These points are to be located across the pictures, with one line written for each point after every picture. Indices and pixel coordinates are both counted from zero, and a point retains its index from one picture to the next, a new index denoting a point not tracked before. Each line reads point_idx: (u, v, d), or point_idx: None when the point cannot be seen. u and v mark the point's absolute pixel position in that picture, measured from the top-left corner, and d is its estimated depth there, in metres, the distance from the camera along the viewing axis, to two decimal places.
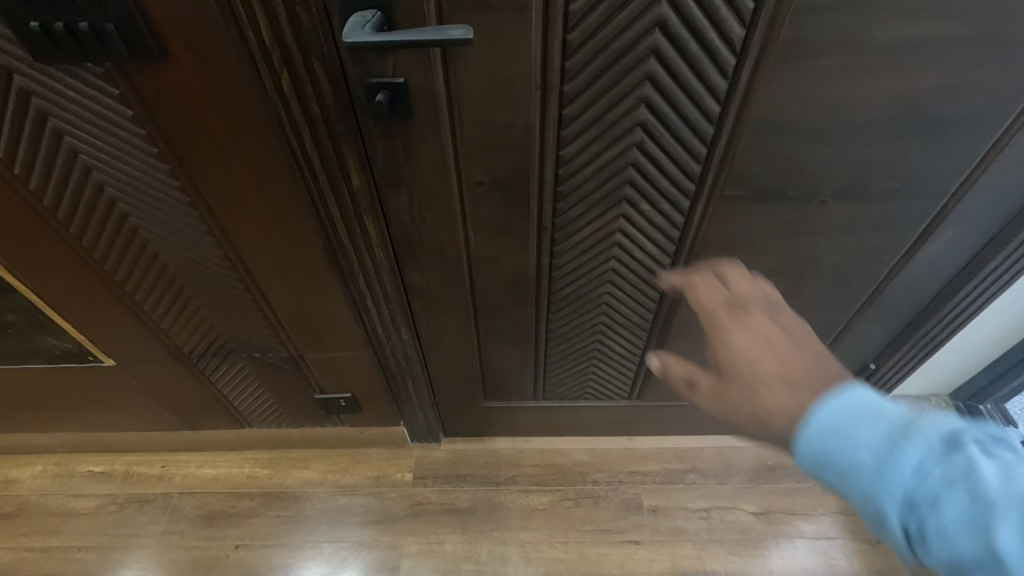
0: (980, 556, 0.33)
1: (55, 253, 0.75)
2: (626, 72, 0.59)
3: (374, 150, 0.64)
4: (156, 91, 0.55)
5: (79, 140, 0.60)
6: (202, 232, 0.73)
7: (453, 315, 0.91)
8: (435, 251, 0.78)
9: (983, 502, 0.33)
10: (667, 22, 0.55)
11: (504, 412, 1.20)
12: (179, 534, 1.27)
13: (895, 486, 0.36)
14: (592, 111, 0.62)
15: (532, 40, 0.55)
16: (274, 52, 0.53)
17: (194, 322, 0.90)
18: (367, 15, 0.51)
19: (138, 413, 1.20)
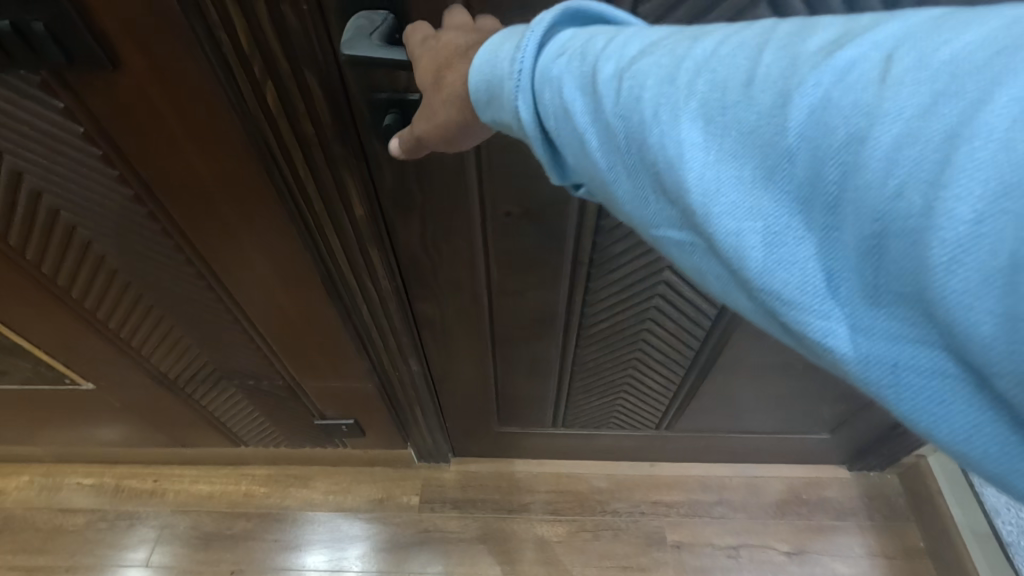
0: (586, 108, 0.29)
1: (11, 280, 0.65)
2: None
3: (380, 175, 0.53)
4: (108, 106, 0.45)
5: (23, 159, 0.50)
6: (179, 261, 0.63)
7: (468, 347, 0.81)
8: (449, 283, 0.68)
9: (596, 53, 0.29)
10: None
11: (518, 437, 1.10)
12: (173, 555, 1.20)
13: (523, 69, 0.31)
14: None
15: None
16: (256, 61, 0.42)
17: (176, 347, 0.81)
18: (370, 16, 0.41)
19: (126, 430, 1.12)
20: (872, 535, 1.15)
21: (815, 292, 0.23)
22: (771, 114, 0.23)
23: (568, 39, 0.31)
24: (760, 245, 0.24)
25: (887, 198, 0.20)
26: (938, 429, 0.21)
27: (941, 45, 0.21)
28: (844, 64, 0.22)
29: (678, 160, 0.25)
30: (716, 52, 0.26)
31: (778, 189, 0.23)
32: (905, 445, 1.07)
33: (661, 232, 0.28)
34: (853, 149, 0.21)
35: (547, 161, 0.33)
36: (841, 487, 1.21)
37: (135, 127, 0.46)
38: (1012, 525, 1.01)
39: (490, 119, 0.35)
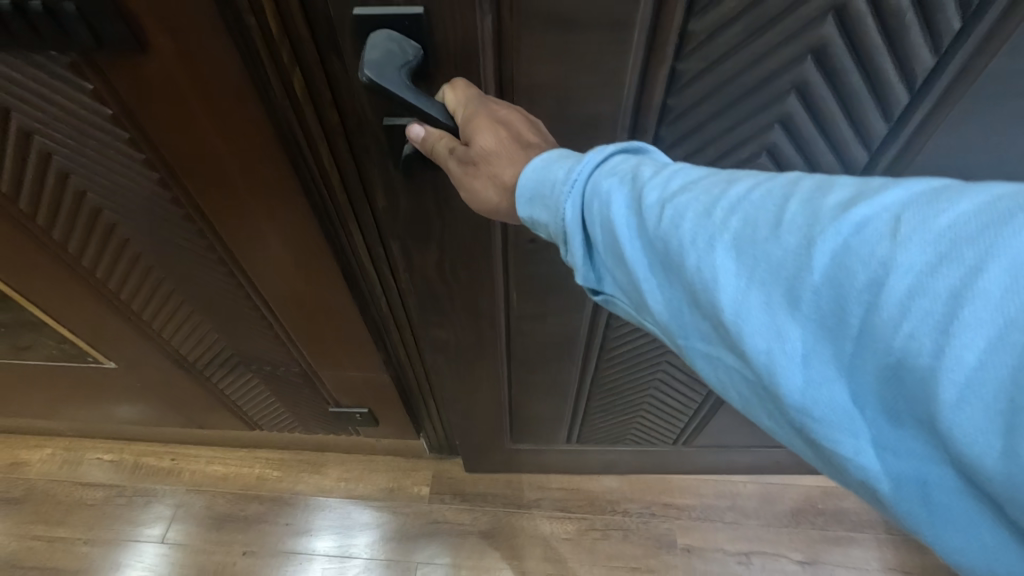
0: (632, 224, 0.33)
1: (38, 258, 0.66)
2: (756, 110, 0.49)
3: (397, 203, 0.53)
4: (137, 90, 0.44)
5: (52, 139, 0.50)
6: (202, 247, 0.63)
7: (480, 369, 0.80)
8: (468, 309, 0.68)
9: (640, 176, 0.34)
10: (825, 48, 0.44)
11: (531, 453, 1.11)
12: (188, 534, 1.22)
13: (574, 179, 0.36)
14: (714, 151, 0.53)
15: (629, 74, 0.45)
16: (283, 46, 0.42)
17: (195, 332, 0.81)
18: (402, 44, 0.40)
19: (146, 409, 1.13)
20: (889, 549, 1.13)
21: (839, 412, 0.28)
22: (799, 255, 0.28)
23: (615, 161, 0.36)
24: (790, 364, 0.28)
25: (899, 342, 0.25)
26: (939, 519, 0.27)
27: (940, 209, 0.25)
28: (857, 222, 0.27)
29: (716, 283, 0.30)
30: (747, 193, 0.31)
31: (804, 321, 0.28)
32: None
33: (692, 343, 0.33)
34: (872, 298, 0.26)
35: (582, 268, 0.37)
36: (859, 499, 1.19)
37: (164, 114, 0.46)
38: None
39: (529, 218, 0.38)
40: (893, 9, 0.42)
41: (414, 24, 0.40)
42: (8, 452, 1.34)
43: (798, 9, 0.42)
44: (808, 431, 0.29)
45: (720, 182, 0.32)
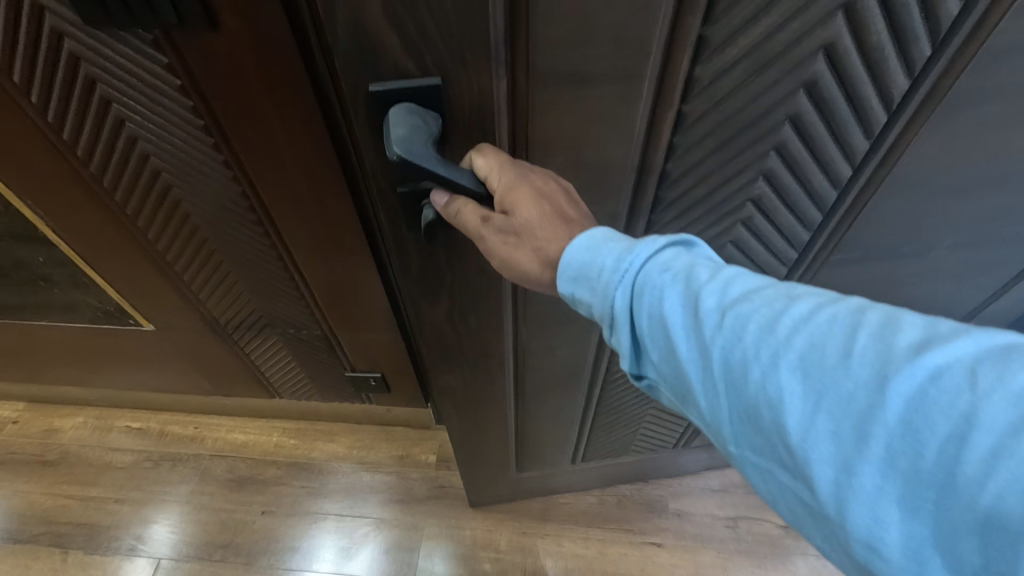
0: (702, 336, 0.39)
1: (101, 212, 0.76)
2: (755, 141, 0.56)
3: (408, 260, 0.60)
4: (203, 61, 0.53)
5: (127, 107, 0.60)
6: (242, 208, 0.72)
7: (488, 405, 0.89)
8: (477, 352, 0.77)
9: (710, 289, 0.40)
10: (817, 82, 0.51)
11: (536, 479, 1.17)
12: (210, 495, 1.30)
13: (629, 276, 0.43)
14: (715, 174, 0.59)
15: (638, 118, 0.52)
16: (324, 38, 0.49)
17: (230, 294, 0.90)
18: (422, 115, 0.46)
19: (176, 376, 1.22)
20: None
21: (905, 548, 0.32)
22: (872, 392, 0.32)
23: (666, 255, 0.43)
24: (860, 495, 0.32)
25: (981, 497, 0.29)
26: None
27: (1012, 369, 0.29)
28: (931, 369, 0.31)
29: (787, 404, 0.35)
30: (815, 319, 0.36)
31: (873, 458, 0.32)
32: None
33: (744, 450, 0.38)
34: (951, 451, 0.30)
35: (628, 357, 0.44)
36: None
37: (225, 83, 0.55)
38: None
39: (570, 292, 0.46)
40: (873, 44, 0.48)
41: (431, 93, 0.46)
42: (41, 420, 1.43)
43: (791, 51, 0.48)
44: (866, 558, 0.33)
45: (784, 304, 0.37)
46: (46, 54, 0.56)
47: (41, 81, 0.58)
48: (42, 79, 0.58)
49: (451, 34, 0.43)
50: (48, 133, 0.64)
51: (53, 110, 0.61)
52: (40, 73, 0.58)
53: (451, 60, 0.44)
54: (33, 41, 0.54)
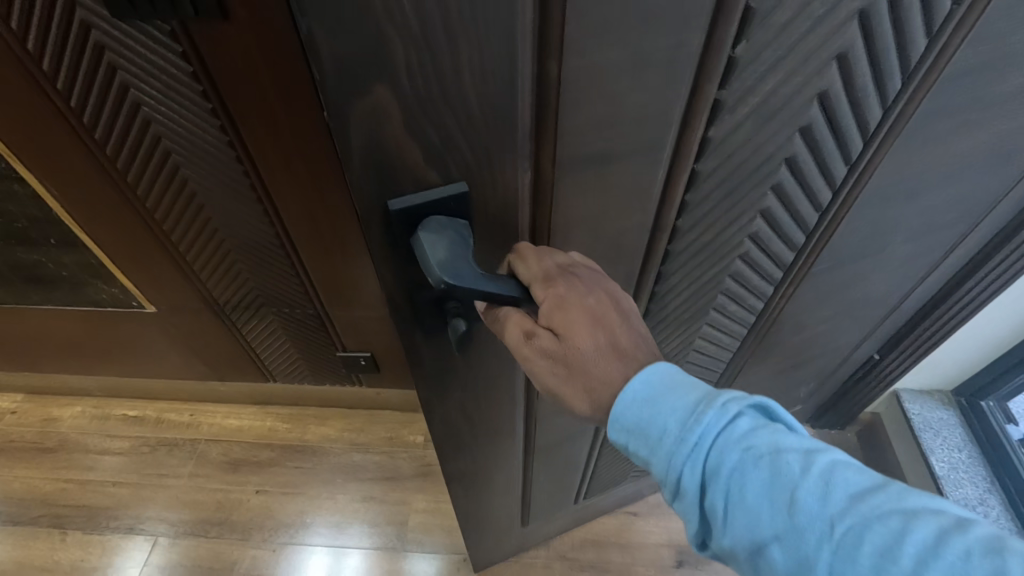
0: (798, 544, 0.34)
1: (111, 193, 0.83)
2: (757, 183, 0.58)
3: (421, 362, 0.55)
4: (210, 44, 0.62)
5: (144, 92, 0.69)
6: (244, 187, 0.81)
7: (500, 475, 0.89)
8: (492, 430, 0.76)
9: (803, 486, 0.34)
10: (811, 125, 0.54)
11: (539, 526, 1.16)
12: (206, 476, 1.36)
13: (701, 449, 0.38)
14: (720, 216, 0.61)
15: (656, 178, 0.51)
16: None
17: (229, 274, 0.98)
18: (452, 226, 0.42)
19: (175, 362, 1.29)
20: None
21: None
22: None
23: (744, 425, 0.38)
24: None
25: None
26: None
27: None
28: None
29: None
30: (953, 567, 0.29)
31: None
32: (863, 402, 1.27)
33: None
34: None
35: (692, 533, 0.40)
36: None
37: (231, 67, 0.65)
38: (944, 463, 1.16)
39: (623, 443, 0.43)
40: (859, 86, 0.52)
41: (455, 200, 0.42)
42: (40, 410, 1.48)
43: (788, 102, 0.50)
44: None
45: (906, 524, 0.31)
46: (75, 46, 0.64)
47: (67, 70, 0.66)
48: (68, 69, 0.66)
49: (477, 130, 0.39)
50: (70, 118, 0.72)
51: (76, 96, 0.69)
52: (66, 62, 0.65)
53: (476, 163, 0.41)
54: (66, 35, 0.63)
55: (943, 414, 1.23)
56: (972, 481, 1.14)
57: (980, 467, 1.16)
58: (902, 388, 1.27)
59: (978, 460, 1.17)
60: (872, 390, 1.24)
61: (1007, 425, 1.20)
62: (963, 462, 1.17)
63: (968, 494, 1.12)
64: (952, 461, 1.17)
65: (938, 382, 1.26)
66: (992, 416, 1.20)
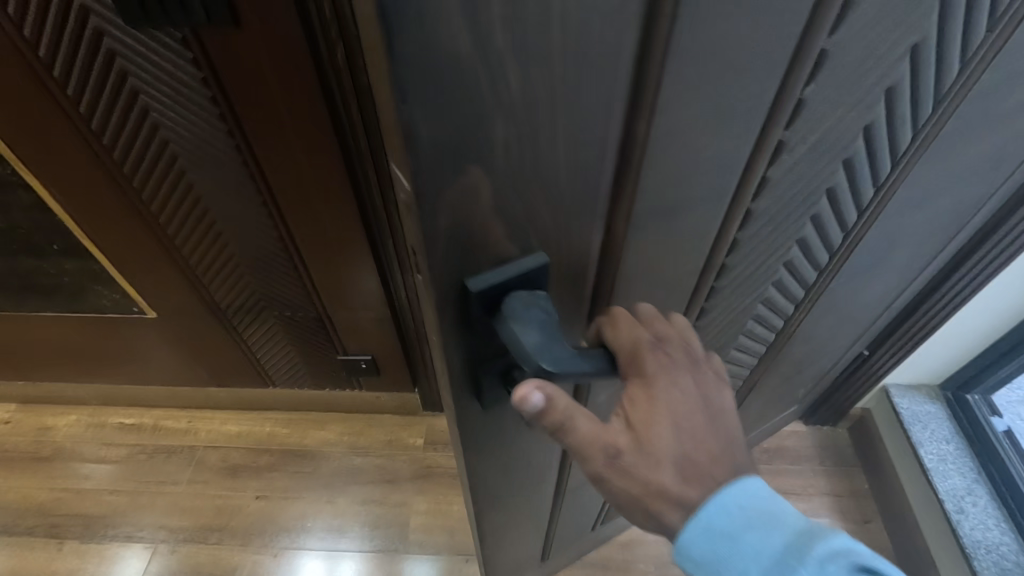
0: None
1: (117, 197, 0.84)
2: (795, 215, 0.56)
3: (468, 430, 0.50)
4: (220, 52, 0.64)
5: (152, 97, 0.71)
6: (250, 190, 0.83)
7: (524, 527, 0.83)
8: (524, 485, 0.71)
9: None
10: (851, 158, 0.52)
11: (559, 555, 1.11)
12: (204, 482, 1.35)
13: None
14: (759, 249, 0.58)
15: (715, 225, 0.47)
16: (335, 27, 0.63)
17: (233, 277, 1.00)
18: (538, 302, 0.38)
19: (174, 368, 1.29)
20: (822, 477, 1.36)
21: None
22: None
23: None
24: None
25: None
26: None
27: None
28: None
29: None
30: None
31: None
32: (852, 395, 1.31)
33: None
34: None
35: None
36: (799, 439, 1.41)
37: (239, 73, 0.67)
38: (933, 454, 1.20)
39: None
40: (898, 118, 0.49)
41: (537, 272, 0.38)
42: (34, 419, 1.46)
43: (837, 137, 0.47)
44: None
45: None
46: (86, 53, 0.66)
47: (77, 77, 0.68)
48: (78, 75, 0.68)
49: (559, 196, 0.35)
50: (78, 124, 0.74)
51: (85, 103, 0.71)
52: (76, 67, 0.67)
53: (555, 228, 0.37)
54: (77, 43, 0.65)
55: (931, 407, 1.26)
56: (960, 472, 1.18)
57: (967, 458, 1.20)
58: (890, 383, 1.31)
59: (965, 452, 1.21)
60: (862, 385, 1.28)
61: (991, 418, 1.24)
62: (951, 454, 1.20)
63: (956, 485, 1.16)
64: (940, 453, 1.20)
65: (924, 377, 1.30)
66: (977, 409, 1.25)
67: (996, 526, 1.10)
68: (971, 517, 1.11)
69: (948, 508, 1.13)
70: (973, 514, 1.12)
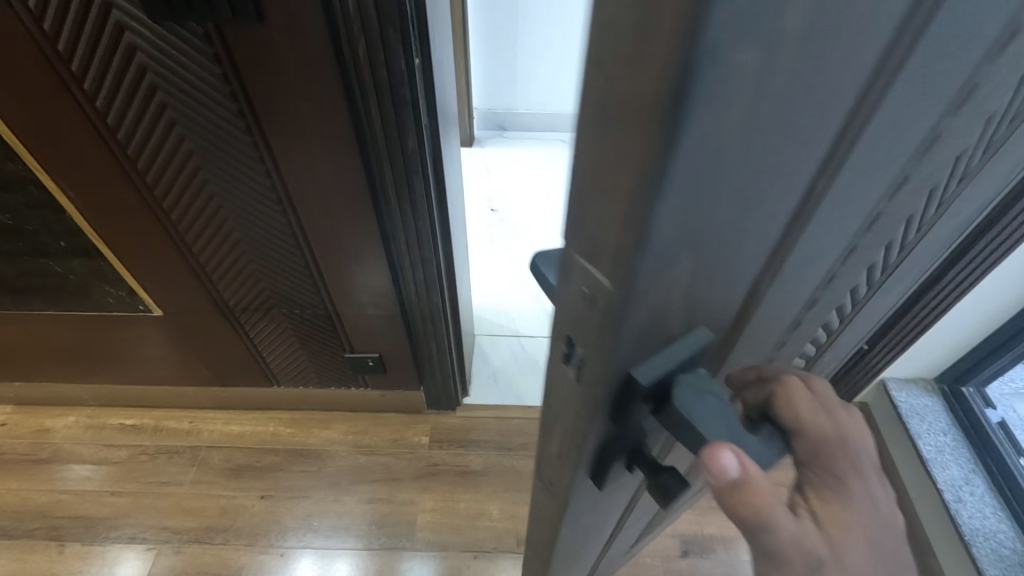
0: None
1: (128, 190, 0.86)
2: (871, 249, 0.46)
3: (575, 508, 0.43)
4: (242, 47, 0.67)
5: (169, 92, 0.72)
6: (263, 184, 0.84)
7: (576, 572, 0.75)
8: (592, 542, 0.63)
9: None
10: (940, 179, 0.42)
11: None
12: (208, 482, 1.34)
13: None
14: (832, 287, 0.48)
15: (818, 266, 0.39)
16: (356, 22, 0.64)
17: (241, 273, 1.01)
18: (705, 386, 0.31)
19: (177, 366, 1.28)
20: None
21: None
22: None
23: None
24: None
25: None
26: None
27: None
28: None
29: None
30: None
31: None
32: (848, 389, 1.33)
33: None
34: None
35: None
36: None
37: (259, 67, 0.69)
38: (931, 445, 1.23)
39: None
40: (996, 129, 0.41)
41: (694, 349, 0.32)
42: (31, 421, 1.44)
43: (939, 158, 0.39)
44: None
45: None
46: (107, 48, 0.67)
47: (96, 71, 0.70)
48: (97, 69, 0.70)
49: (724, 269, 0.30)
50: (95, 118, 0.75)
51: (102, 96, 0.73)
52: (94, 61, 0.69)
53: (711, 300, 0.31)
54: (98, 38, 0.66)
55: (928, 400, 1.30)
56: (957, 462, 1.21)
57: (964, 449, 1.23)
58: (888, 377, 1.34)
59: (962, 443, 1.24)
60: (861, 378, 1.31)
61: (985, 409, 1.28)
62: (948, 445, 1.23)
63: (954, 474, 1.18)
64: (938, 444, 1.23)
65: (920, 372, 1.33)
66: (973, 401, 1.29)
67: (994, 514, 1.13)
68: (969, 506, 1.14)
69: (946, 498, 1.15)
70: (971, 503, 1.14)
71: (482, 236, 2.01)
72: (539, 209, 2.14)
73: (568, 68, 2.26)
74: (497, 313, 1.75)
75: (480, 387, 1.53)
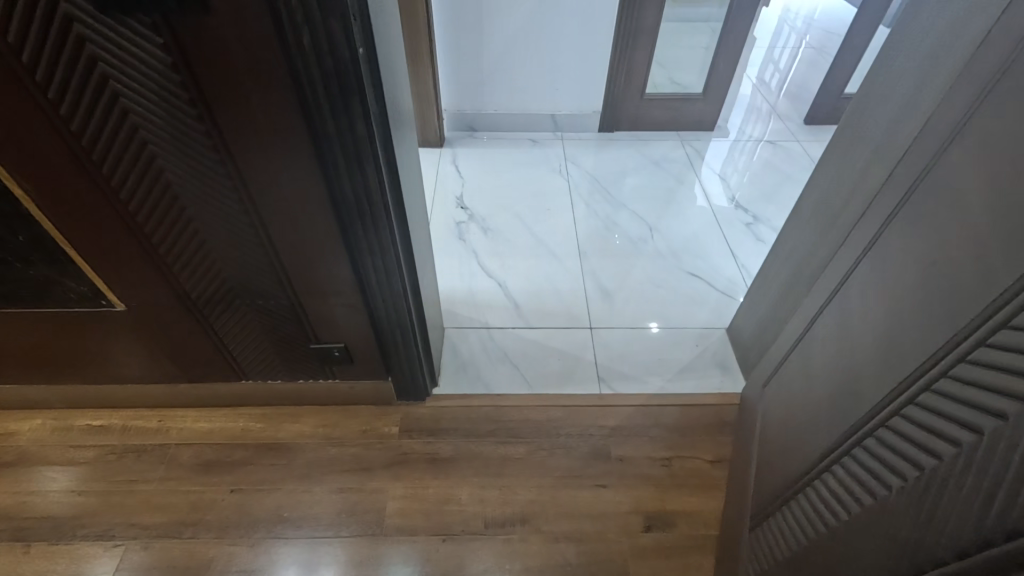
0: None
1: (88, 184, 0.87)
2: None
3: None
4: (193, 41, 0.70)
5: (122, 84, 0.75)
6: (219, 174, 0.87)
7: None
8: None
9: None
10: None
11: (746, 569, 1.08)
12: (177, 479, 1.34)
13: None
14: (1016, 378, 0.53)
15: None
16: (297, 11, 0.68)
17: (204, 265, 1.03)
18: None
19: (144, 363, 1.29)
20: None
21: None
22: None
23: None
24: None
25: None
26: None
27: None
28: None
29: None
30: None
31: None
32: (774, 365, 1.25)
33: None
34: None
35: None
36: None
37: (210, 60, 0.72)
38: None
39: None
40: None
41: None
42: None
43: None
44: None
45: None
46: (56, 40, 0.70)
47: (46, 63, 0.72)
48: (47, 61, 0.72)
49: None
50: (48, 111, 0.77)
51: (54, 89, 0.75)
52: (45, 53, 0.71)
53: None
54: (48, 31, 0.69)
55: None
56: None
57: None
58: None
59: None
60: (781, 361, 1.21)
61: None
62: None
63: None
64: None
65: None
66: None
67: None
68: None
69: None
70: None
71: (451, 234, 2.04)
72: (508, 206, 2.18)
73: (534, 69, 2.32)
74: (466, 307, 1.78)
75: (449, 377, 1.55)
